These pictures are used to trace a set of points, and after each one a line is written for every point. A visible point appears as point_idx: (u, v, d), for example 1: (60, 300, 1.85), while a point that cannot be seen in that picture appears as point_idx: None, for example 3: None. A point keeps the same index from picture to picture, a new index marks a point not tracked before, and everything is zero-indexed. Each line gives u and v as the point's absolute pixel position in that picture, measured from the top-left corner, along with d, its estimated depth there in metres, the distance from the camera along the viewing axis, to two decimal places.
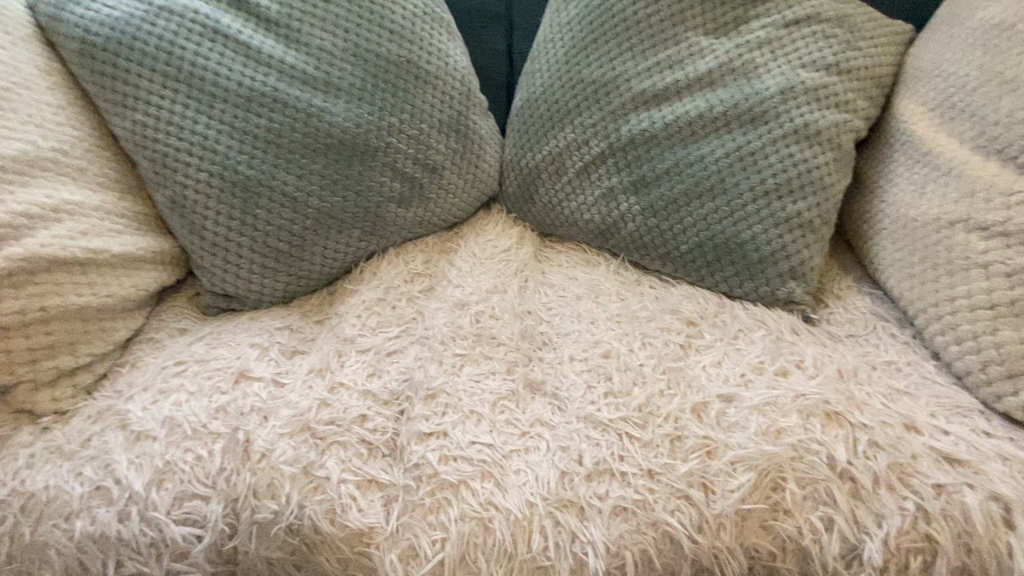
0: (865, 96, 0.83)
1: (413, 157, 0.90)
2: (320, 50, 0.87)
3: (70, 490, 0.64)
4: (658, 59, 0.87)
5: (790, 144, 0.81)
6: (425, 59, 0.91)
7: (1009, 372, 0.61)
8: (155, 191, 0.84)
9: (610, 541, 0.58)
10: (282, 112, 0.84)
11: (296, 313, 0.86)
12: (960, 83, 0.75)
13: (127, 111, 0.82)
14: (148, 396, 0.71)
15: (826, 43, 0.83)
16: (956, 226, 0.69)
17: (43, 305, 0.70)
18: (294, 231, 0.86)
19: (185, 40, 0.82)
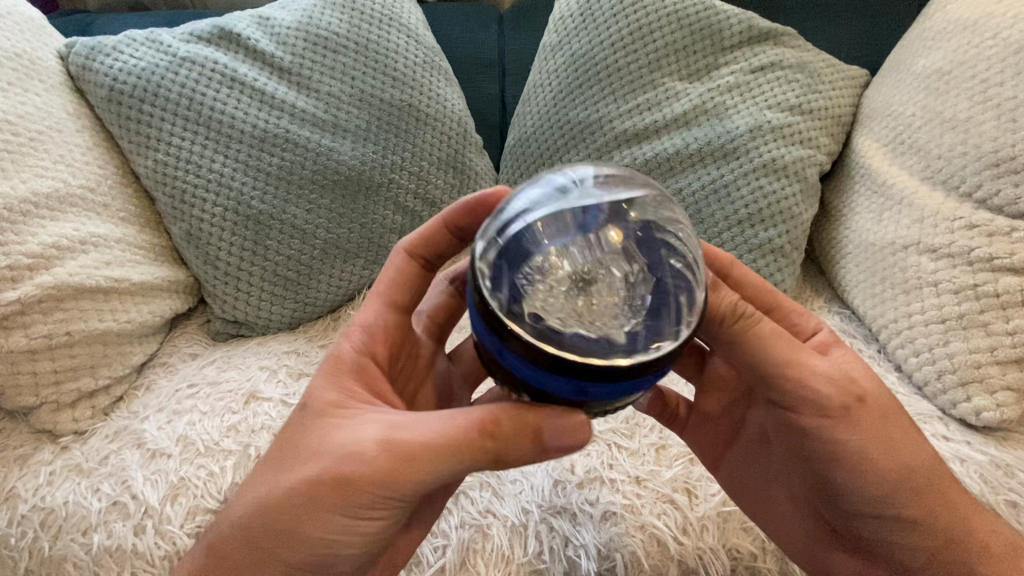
0: (826, 134, 0.91)
1: (414, 192, 0.97)
2: (328, 95, 0.95)
3: (89, 505, 0.68)
4: (637, 102, 0.95)
5: (759, 177, 0.88)
6: (425, 102, 0.99)
7: (960, 380, 0.68)
8: (172, 224, 0.90)
9: (601, 544, 0.62)
10: (293, 151, 0.91)
11: (302, 337, 0.91)
12: (907, 122, 0.83)
13: (149, 151, 0.89)
14: (162, 416, 0.76)
15: (789, 87, 0.92)
16: (909, 249, 0.77)
17: (68, 330, 0.75)
18: (302, 261, 0.92)
19: (205, 88, 0.90)
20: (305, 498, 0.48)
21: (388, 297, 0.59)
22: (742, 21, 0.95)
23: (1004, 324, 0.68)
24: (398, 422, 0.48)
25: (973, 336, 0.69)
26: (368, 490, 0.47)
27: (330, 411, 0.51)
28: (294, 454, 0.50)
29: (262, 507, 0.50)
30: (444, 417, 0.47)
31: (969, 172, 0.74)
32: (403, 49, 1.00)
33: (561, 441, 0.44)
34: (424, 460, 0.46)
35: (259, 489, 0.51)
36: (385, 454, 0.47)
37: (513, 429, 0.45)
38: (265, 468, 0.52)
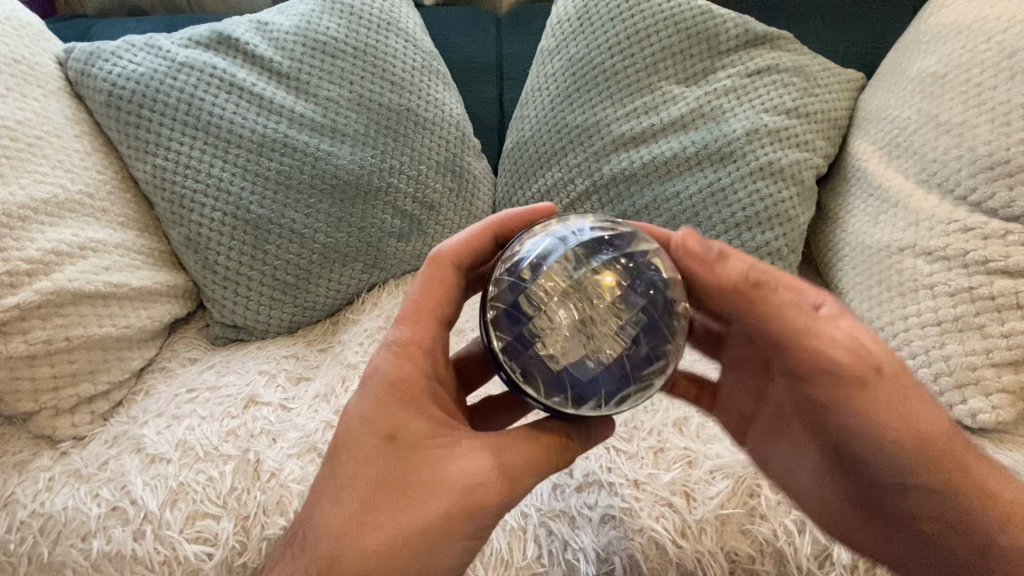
0: (822, 137, 0.92)
1: (413, 197, 0.98)
2: (327, 100, 0.95)
3: (88, 511, 0.68)
4: (634, 106, 0.96)
5: (756, 180, 0.89)
6: (423, 107, 0.99)
7: (957, 382, 0.69)
8: (171, 229, 0.90)
9: (600, 547, 0.62)
10: (291, 156, 0.91)
11: (301, 341, 0.91)
12: (903, 126, 0.84)
13: (148, 156, 0.89)
14: (162, 421, 0.76)
15: (786, 90, 0.93)
16: (905, 252, 0.77)
17: (68, 335, 0.75)
18: (301, 265, 0.92)
19: (204, 93, 0.90)
20: (428, 531, 0.48)
21: (431, 314, 0.58)
22: (738, 25, 0.96)
23: (999, 327, 0.68)
24: (495, 443, 0.52)
25: (969, 339, 0.69)
26: (488, 512, 0.50)
27: (425, 441, 0.51)
28: (397, 491, 0.49)
29: (371, 551, 0.48)
30: (530, 435, 0.52)
31: (964, 175, 0.75)
32: (402, 54, 1.00)
33: (599, 433, 0.54)
34: (529, 475, 0.51)
35: (360, 535, 0.49)
36: (498, 474, 0.50)
37: (575, 438, 0.53)
38: (356, 512, 0.49)
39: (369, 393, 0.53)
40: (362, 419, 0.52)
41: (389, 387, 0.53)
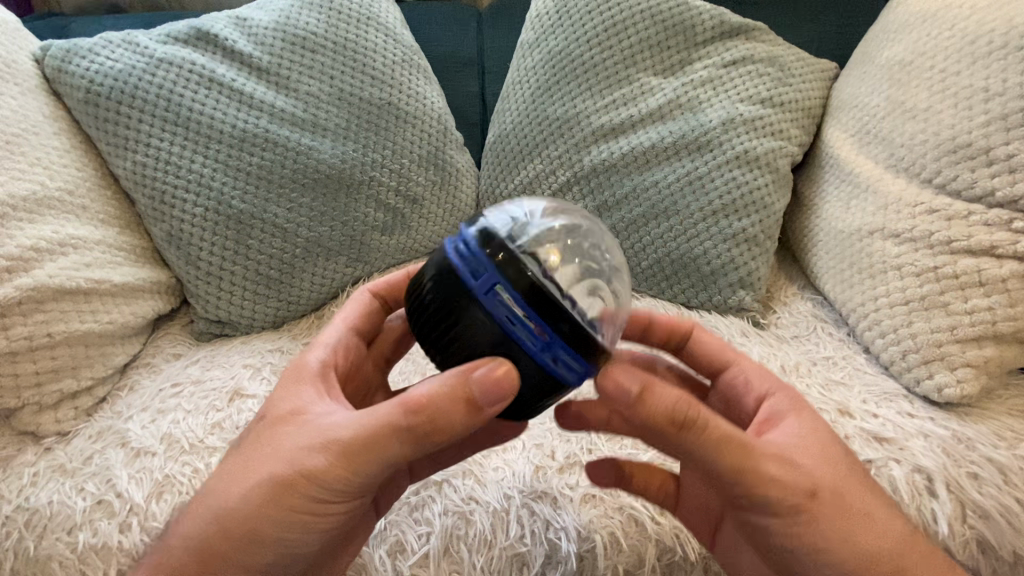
0: (797, 126, 0.94)
1: (396, 190, 0.98)
2: (307, 95, 0.95)
3: (74, 504, 0.68)
4: (613, 97, 0.97)
5: (732, 168, 0.91)
6: (404, 101, 1.00)
7: (923, 358, 0.71)
8: (153, 226, 0.90)
9: (581, 525, 0.63)
10: (272, 151, 0.92)
11: (286, 336, 0.92)
12: (872, 113, 0.86)
13: (128, 152, 0.89)
14: (147, 415, 0.76)
15: (760, 80, 0.95)
16: (875, 235, 0.80)
17: (49, 331, 0.75)
18: (283, 260, 0.93)
19: (183, 88, 0.90)
20: (258, 497, 0.49)
21: (357, 327, 0.62)
22: (714, 16, 0.97)
23: (963, 304, 0.70)
24: (333, 421, 0.49)
25: (934, 317, 0.71)
26: (315, 486, 0.49)
27: (283, 416, 0.52)
28: (245, 459, 0.52)
29: (213, 514, 0.51)
30: (368, 412, 0.47)
31: (929, 159, 0.77)
32: (381, 48, 1.01)
33: (491, 401, 0.43)
34: (366, 454, 0.47)
35: (218, 491, 0.51)
36: (328, 452, 0.48)
37: (444, 403, 0.44)
38: (218, 474, 0.53)
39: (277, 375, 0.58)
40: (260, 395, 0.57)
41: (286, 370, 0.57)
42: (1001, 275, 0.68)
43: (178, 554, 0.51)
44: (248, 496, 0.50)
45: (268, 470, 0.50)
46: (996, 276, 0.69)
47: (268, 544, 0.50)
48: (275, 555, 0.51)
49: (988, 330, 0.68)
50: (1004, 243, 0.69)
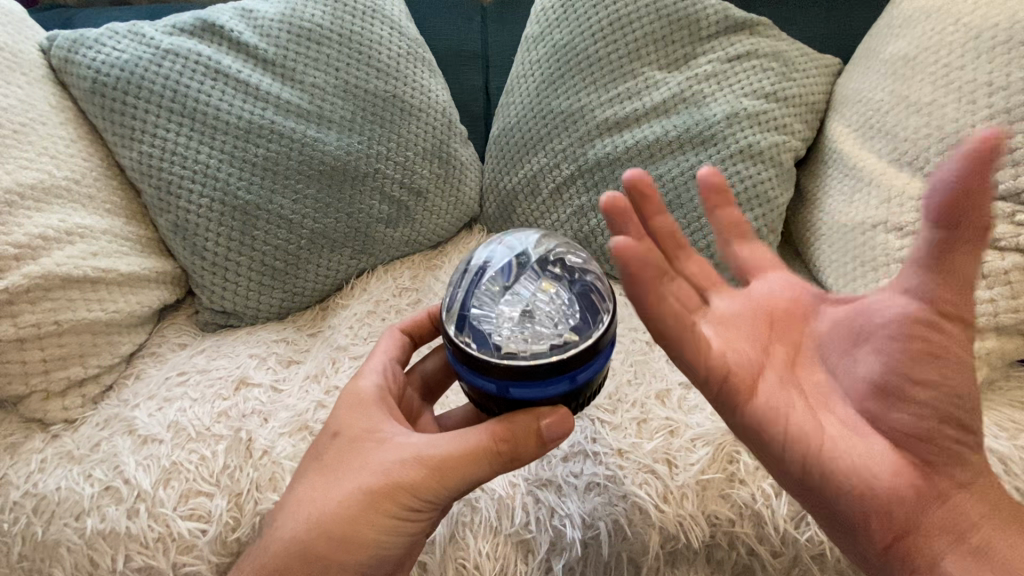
0: (801, 120, 0.95)
1: (400, 182, 0.99)
2: (313, 86, 0.96)
3: (81, 490, 0.68)
4: (618, 91, 0.98)
5: (736, 162, 0.91)
6: (408, 94, 1.00)
7: None
8: (159, 216, 0.91)
9: (585, 512, 0.64)
10: (278, 143, 0.92)
11: (291, 327, 0.92)
12: (876, 108, 0.87)
13: (134, 143, 0.89)
14: (153, 403, 0.77)
15: (765, 75, 0.95)
16: (878, 228, 0.80)
17: (56, 319, 0.76)
18: (289, 251, 0.93)
19: (189, 80, 0.90)
20: (350, 507, 0.52)
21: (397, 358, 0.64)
22: (719, 11, 0.98)
23: None
24: (422, 441, 0.53)
25: None
26: (407, 496, 0.51)
27: (365, 435, 0.55)
28: (333, 470, 0.54)
29: (309, 523, 0.52)
30: (459, 436, 0.51)
31: (932, 153, 0.77)
32: (386, 41, 1.01)
33: (557, 432, 0.48)
34: (457, 469, 0.50)
35: (302, 509, 0.53)
36: (418, 465, 0.51)
37: (526, 432, 0.48)
38: (303, 489, 0.54)
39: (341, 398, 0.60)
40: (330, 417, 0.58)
41: (350, 394, 0.58)
42: (1003, 268, 0.69)
43: (266, 563, 0.52)
44: (338, 510, 0.52)
45: (357, 485, 0.52)
46: (998, 268, 0.69)
47: (360, 550, 0.52)
48: (363, 563, 0.53)
49: (990, 323, 0.69)
50: (1006, 236, 0.70)
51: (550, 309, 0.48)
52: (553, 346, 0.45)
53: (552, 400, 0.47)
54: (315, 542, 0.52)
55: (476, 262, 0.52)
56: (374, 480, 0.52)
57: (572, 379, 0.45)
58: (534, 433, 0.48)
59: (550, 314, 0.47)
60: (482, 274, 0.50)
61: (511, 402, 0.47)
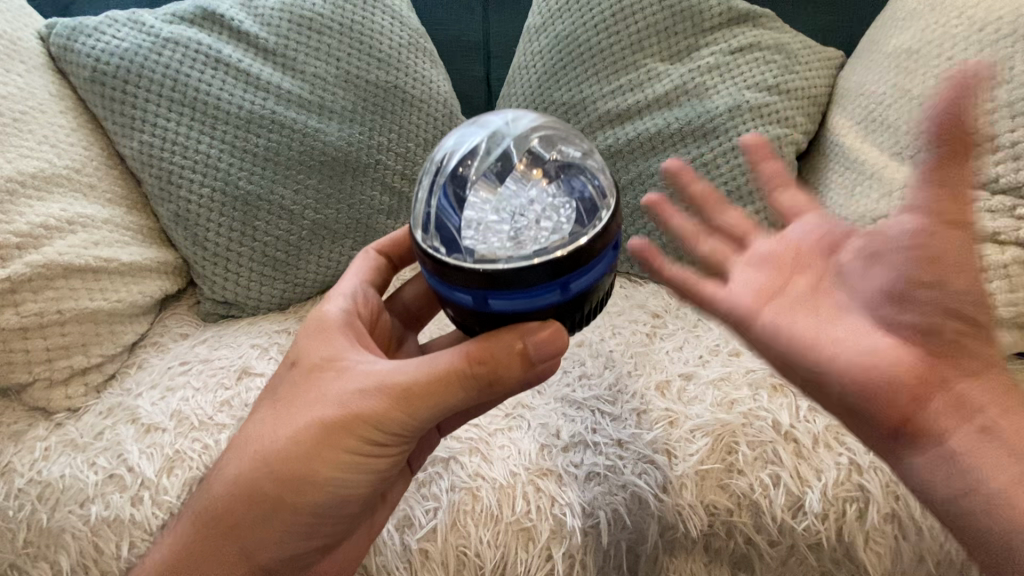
0: (803, 113, 0.95)
1: (402, 173, 0.99)
2: (314, 76, 0.95)
3: (85, 478, 0.69)
4: (620, 83, 0.97)
5: (738, 155, 0.92)
6: (410, 84, 1.00)
7: None
8: (160, 207, 0.90)
9: (585, 501, 0.65)
10: (279, 132, 0.92)
11: (293, 317, 0.93)
12: (878, 101, 0.87)
13: (134, 133, 0.89)
14: (156, 392, 0.77)
15: (767, 67, 0.95)
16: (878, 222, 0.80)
17: (59, 308, 0.76)
18: (290, 242, 0.93)
19: (189, 69, 0.90)
20: (309, 438, 0.52)
21: (372, 279, 0.65)
22: (722, 3, 0.97)
23: None
24: (387, 368, 0.52)
25: None
26: (369, 427, 0.51)
27: (323, 367, 0.54)
28: (292, 403, 0.54)
29: (259, 459, 0.53)
30: (426, 361, 0.50)
31: None
32: (388, 30, 1.00)
33: (543, 354, 0.47)
34: (422, 397, 0.50)
35: (260, 445, 0.53)
36: (380, 395, 0.51)
37: (502, 354, 0.47)
38: (263, 421, 0.54)
39: (304, 328, 0.59)
40: (291, 350, 0.58)
41: (314, 324, 0.58)
42: (1002, 262, 0.69)
43: (231, 495, 0.53)
44: (299, 444, 0.52)
45: (317, 418, 0.52)
46: (998, 262, 0.70)
47: (318, 487, 0.52)
48: (328, 497, 0.53)
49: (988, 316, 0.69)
50: (1007, 230, 0.70)
51: (534, 210, 0.46)
52: (538, 250, 0.44)
53: (541, 313, 0.46)
54: (277, 477, 0.52)
55: (440, 163, 0.50)
56: (338, 410, 0.51)
57: (562, 288, 0.44)
58: (518, 352, 0.47)
59: (532, 215, 0.46)
60: (455, 178, 0.48)
61: (492, 317, 0.46)
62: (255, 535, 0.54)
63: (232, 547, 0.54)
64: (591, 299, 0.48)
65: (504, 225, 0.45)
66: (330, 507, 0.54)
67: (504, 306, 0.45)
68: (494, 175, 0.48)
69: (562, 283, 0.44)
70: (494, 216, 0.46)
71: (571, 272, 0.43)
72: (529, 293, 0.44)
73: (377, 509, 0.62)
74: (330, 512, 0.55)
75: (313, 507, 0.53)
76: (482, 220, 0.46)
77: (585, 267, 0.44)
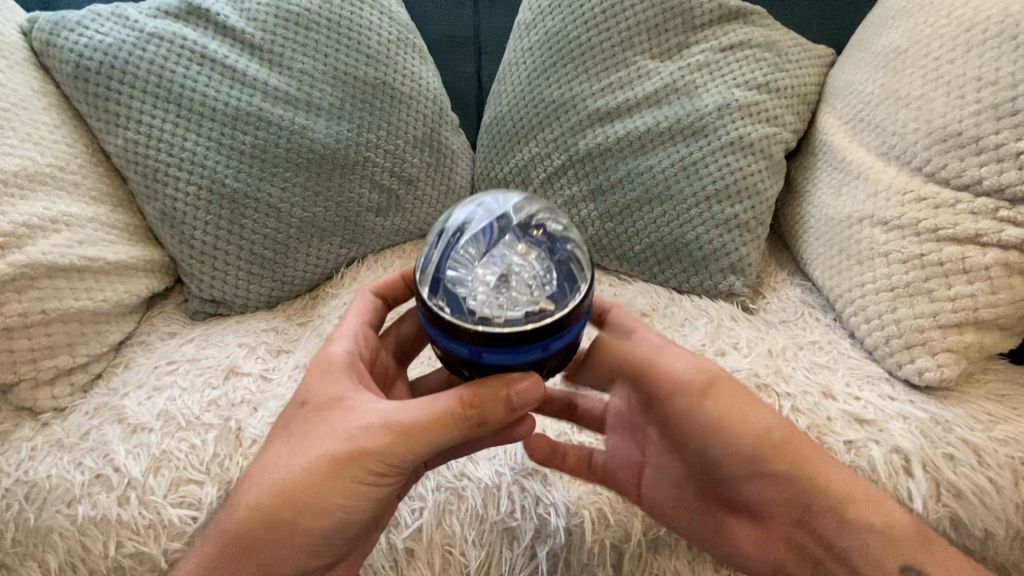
0: (792, 112, 0.95)
1: (390, 171, 0.98)
2: (301, 72, 0.94)
3: (71, 478, 0.69)
4: (609, 80, 0.97)
5: (727, 154, 0.92)
6: (398, 81, 0.99)
7: (906, 343, 0.73)
8: (146, 204, 0.90)
9: (570, 501, 0.66)
10: (266, 130, 0.91)
11: (281, 316, 0.93)
12: (866, 101, 0.87)
13: (119, 129, 0.88)
14: (143, 392, 0.77)
15: (757, 65, 0.95)
16: (864, 222, 0.81)
17: (43, 308, 0.75)
18: (278, 240, 0.93)
19: (174, 64, 0.89)
20: (315, 472, 0.53)
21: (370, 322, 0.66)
22: None
23: (946, 290, 0.71)
24: (390, 407, 0.54)
25: (918, 303, 0.73)
26: (375, 461, 0.53)
27: (333, 404, 0.56)
28: (302, 437, 0.55)
29: (267, 486, 0.53)
30: (427, 400, 0.53)
31: (920, 148, 0.78)
32: (376, 26, 0.99)
33: (525, 399, 0.49)
34: (425, 434, 0.52)
35: (270, 474, 0.54)
36: (386, 431, 0.53)
37: (493, 400, 0.49)
38: (268, 459, 0.55)
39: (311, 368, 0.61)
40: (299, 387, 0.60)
41: (321, 363, 0.59)
42: (984, 263, 0.70)
43: (234, 523, 0.53)
44: (306, 476, 0.53)
45: (326, 452, 0.53)
46: (980, 263, 0.70)
47: (323, 515, 0.53)
48: (331, 525, 0.54)
49: (969, 317, 0.70)
50: (990, 232, 0.70)
51: (527, 274, 0.48)
52: (530, 312, 0.46)
53: (524, 366, 0.47)
54: (283, 507, 0.53)
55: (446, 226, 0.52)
56: (345, 445, 0.53)
57: (545, 347, 0.46)
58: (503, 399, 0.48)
59: (525, 278, 0.48)
60: (460, 238, 0.51)
61: (483, 368, 0.48)
62: (255, 563, 0.53)
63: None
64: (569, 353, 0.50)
65: (497, 288, 0.47)
66: (331, 536, 0.55)
67: (492, 361, 0.46)
68: (493, 242, 0.50)
69: (547, 343, 0.46)
70: (489, 278, 0.48)
71: (554, 333, 0.45)
72: (516, 351, 0.45)
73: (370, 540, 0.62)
74: (330, 541, 0.55)
75: (314, 536, 0.54)
76: (479, 276, 0.48)
77: (568, 329, 0.46)
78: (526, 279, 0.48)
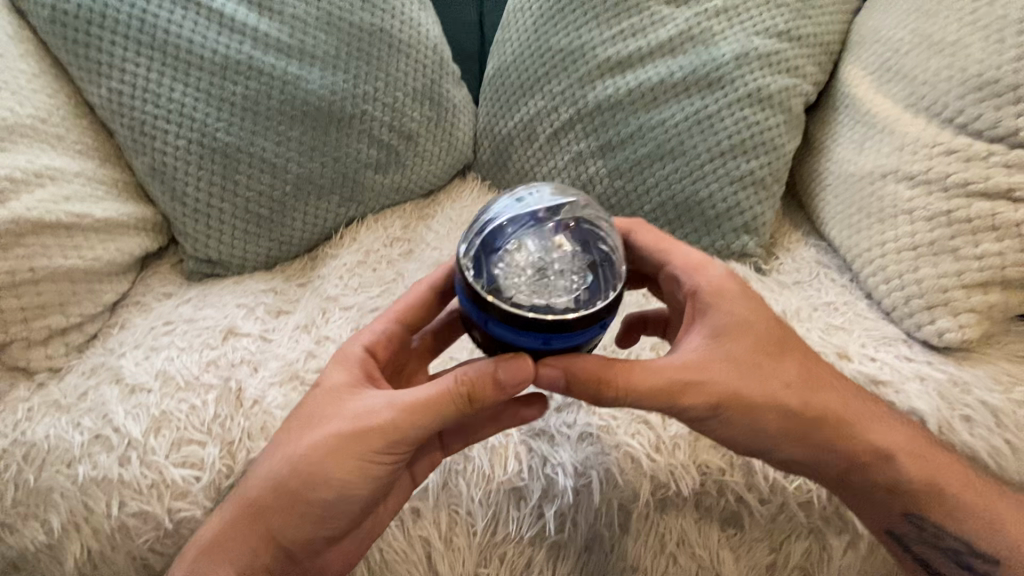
0: (814, 62, 0.89)
1: (389, 125, 0.94)
2: (293, 18, 0.88)
3: (70, 439, 0.68)
4: (621, 27, 0.91)
5: (744, 108, 0.87)
6: (396, 28, 0.93)
7: (926, 303, 0.70)
8: (134, 159, 0.86)
9: (577, 462, 0.65)
10: (257, 80, 0.86)
11: (279, 276, 0.90)
12: (895, 48, 0.82)
13: (102, 79, 0.83)
14: (140, 352, 0.75)
15: (779, 11, 0.89)
16: (887, 178, 0.77)
17: (32, 266, 0.73)
18: (274, 197, 0.89)
19: (157, 8, 0.83)
20: (322, 447, 0.53)
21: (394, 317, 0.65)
22: None
23: (973, 249, 0.69)
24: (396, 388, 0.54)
25: (942, 262, 0.70)
26: (378, 439, 0.52)
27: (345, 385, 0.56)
28: (314, 415, 0.55)
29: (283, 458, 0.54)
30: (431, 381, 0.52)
31: (953, 97, 0.73)
32: None
33: (513, 379, 0.49)
34: (423, 412, 0.51)
35: (285, 447, 0.55)
36: (389, 408, 0.52)
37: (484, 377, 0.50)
38: (272, 447, 0.56)
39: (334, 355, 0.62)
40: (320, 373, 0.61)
41: (341, 350, 0.61)
42: (1015, 219, 0.67)
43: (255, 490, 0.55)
44: (316, 451, 0.53)
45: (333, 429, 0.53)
46: (1010, 220, 0.67)
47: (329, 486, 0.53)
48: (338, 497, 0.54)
49: (995, 276, 0.67)
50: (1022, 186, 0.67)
51: (564, 269, 0.48)
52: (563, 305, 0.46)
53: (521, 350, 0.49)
54: (293, 477, 0.53)
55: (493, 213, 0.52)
56: (350, 422, 0.53)
57: (545, 339, 0.47)
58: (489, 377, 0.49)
59: (560, 275, 0.48)
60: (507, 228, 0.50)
61: (491, 339, 0.49)
62: (274, 529, 0.55)
63: (248, 540, 0.55)
64: (571, 355, 0.50)
65: (536, 282, 0.47)
66: (341, 508, 0.55)
67: (496, 334, 0.48)
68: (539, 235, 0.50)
69: (548, 335, 0.46)
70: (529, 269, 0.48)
71: (556, 330, 0.46)
72: (518, 334, 0.46)
73: (389, 515, 0.62)
74: (340, 512, 0.55)
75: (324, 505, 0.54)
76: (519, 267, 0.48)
77: (574, 332, 0.47)
78: (566, 275, 0.48)
